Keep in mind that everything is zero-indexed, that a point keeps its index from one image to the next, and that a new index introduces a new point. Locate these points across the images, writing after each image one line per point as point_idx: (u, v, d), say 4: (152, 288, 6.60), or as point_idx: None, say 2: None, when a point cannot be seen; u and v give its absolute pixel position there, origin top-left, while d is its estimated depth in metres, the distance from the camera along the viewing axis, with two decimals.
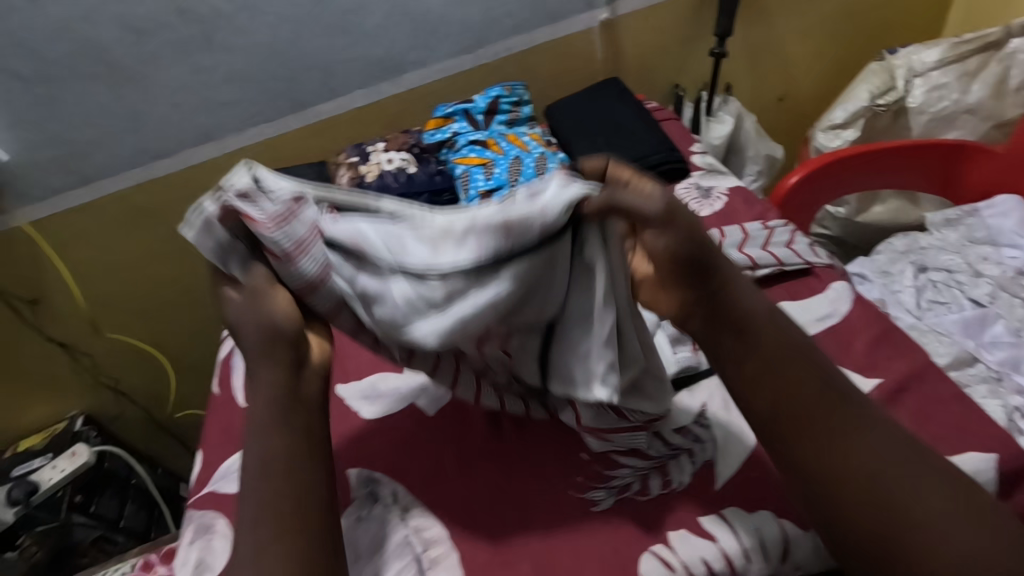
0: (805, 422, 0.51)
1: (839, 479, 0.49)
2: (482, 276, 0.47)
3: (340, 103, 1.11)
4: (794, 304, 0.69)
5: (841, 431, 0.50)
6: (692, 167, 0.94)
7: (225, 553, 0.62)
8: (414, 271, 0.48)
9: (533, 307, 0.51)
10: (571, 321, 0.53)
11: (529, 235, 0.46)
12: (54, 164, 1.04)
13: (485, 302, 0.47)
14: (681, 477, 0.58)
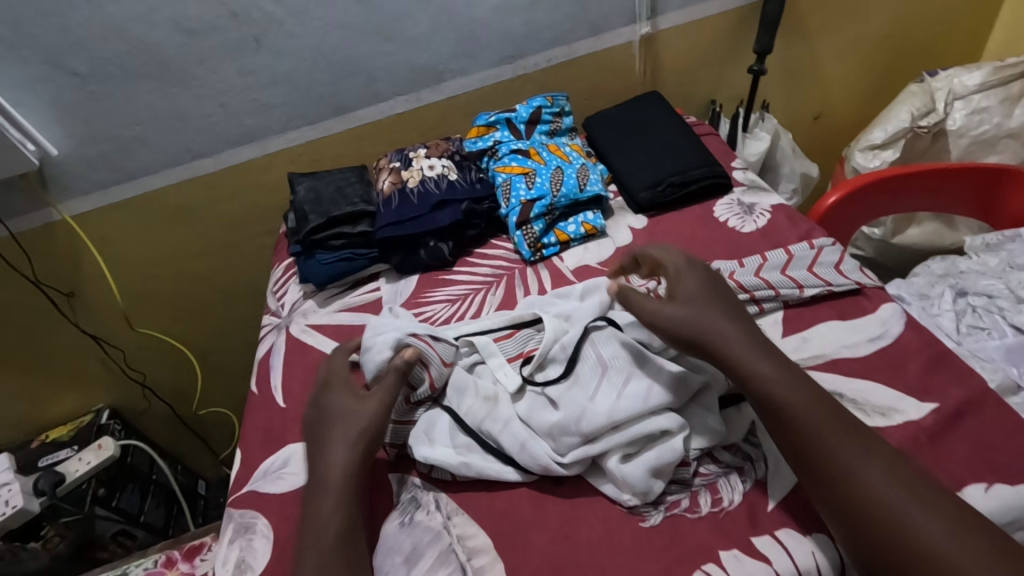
0: (816, 450, 0.51)
1: (852, 507, 0.49)
2: (605, 414, 0.59)
3: (381, 109, 1.12)
4: (843, 325, 0.68)
5: (838, 457, 0.51)
6: (733, 183, 0.94)
7: (266, 555, 0.62)
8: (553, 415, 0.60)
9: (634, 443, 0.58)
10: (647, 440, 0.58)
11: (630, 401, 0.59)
12: (100, 160, 1.06)
13: (607, 430, 0.58)
14: (733, 496, 0.57)
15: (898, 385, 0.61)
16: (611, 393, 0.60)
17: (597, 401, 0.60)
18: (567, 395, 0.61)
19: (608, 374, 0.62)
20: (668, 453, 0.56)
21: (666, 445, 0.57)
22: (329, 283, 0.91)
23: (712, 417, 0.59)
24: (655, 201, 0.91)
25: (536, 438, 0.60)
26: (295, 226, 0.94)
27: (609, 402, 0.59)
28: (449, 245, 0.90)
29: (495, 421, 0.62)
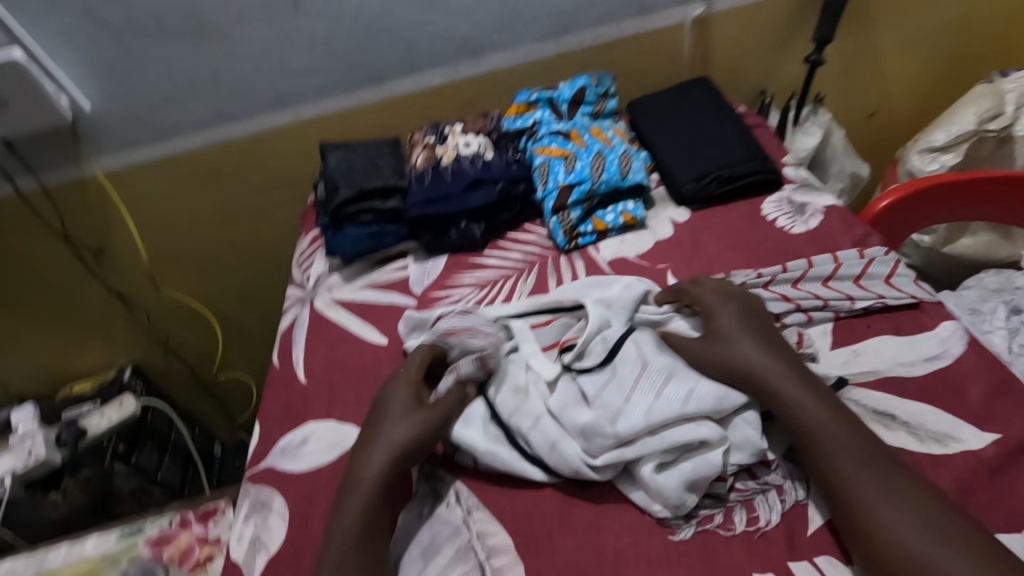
0: (820, 446, 0.53)
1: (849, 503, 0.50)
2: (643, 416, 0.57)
3: (417, 81, 1.08)
4: (898, 341, 0.64)
5: (842, 458, 0.51)
6: (784, 180, 0.89)
7: (281, 534, 0.61)
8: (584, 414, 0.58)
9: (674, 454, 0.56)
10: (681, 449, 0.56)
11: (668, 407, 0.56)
12: (132, 118, 1.04)
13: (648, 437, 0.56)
14: (771, 516, 0.54)
15: (955, 411, 0.57)
16: (648, 395, 0.58)
17: (633, 402, 0.58)
18: (601, 393, 0.59)
19: (646, 374, 0.60)
20: (705, 468, 0.54)
21: (704, 460, 0.55)
22: (356, 259, 0.88)
23: (755, 434, 0.56)
24: (700, 194, 0.86)
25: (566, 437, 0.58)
26: (324, 197, 0.92)
27: (645, 404, 0.57)
28: (481, 227, 0.87)
29: (525, 416, 0.60)
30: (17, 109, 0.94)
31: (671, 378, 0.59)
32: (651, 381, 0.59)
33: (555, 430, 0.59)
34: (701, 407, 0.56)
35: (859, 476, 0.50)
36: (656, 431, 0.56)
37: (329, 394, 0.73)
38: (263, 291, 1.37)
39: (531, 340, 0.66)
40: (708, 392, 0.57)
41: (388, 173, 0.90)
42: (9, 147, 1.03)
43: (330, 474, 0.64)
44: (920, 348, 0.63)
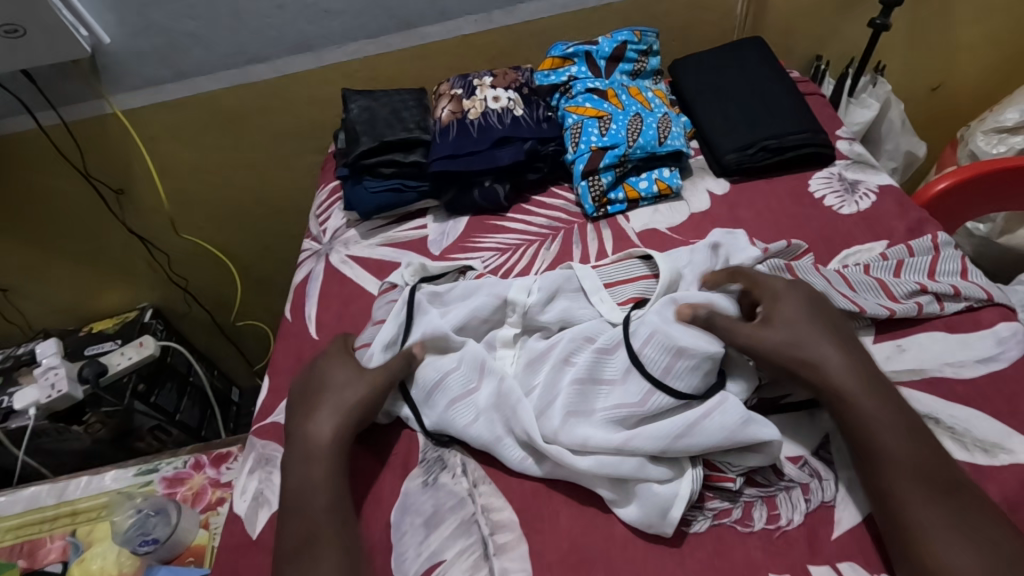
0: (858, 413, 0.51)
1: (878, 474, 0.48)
2: (658, 438, 0.52)
3: (447, 28, 1.02)
4: (950, 338, 0.59)
5: (886, 435, 0.49)
6: (836, 155, 0.82)
7: (283, 491, 0.60)
8: (610, 416, 0.55)
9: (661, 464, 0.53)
10: (667, 462, 0.53)
11: (699, 437, 0.52)
12: (151, 54, 1.01)
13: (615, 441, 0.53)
14: (793, 514, 0.51)
15: (1007, 419, 0.53)
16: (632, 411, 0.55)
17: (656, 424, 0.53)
18: (568, 398, 0.56)
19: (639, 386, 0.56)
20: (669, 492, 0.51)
21: (684, 478, 0.52)
22: (374, 214, 0.85)
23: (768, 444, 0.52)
24: (742, 165, 0.80)
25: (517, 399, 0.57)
26: (344, 147, 0.88)
27: (671, 430, 0.52)
28: (505, 187, 0.83)
29: (472, 367, 0.60)
30: (36, 40, 0.91)
31: (710, 415, 0.52)
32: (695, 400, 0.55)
33: (541, 398, 0.57)
34: (703, 443, 0.51)
35: (898, 467, 0.47)
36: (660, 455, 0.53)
37: None
38: (281, 240, 1.35)
39: (608, 298, 0.64)
40: (719, 427, 0.52)
41: (411, 125, 0.86)
42: (28, 78, 1.00)
43: None
44: (973, 348, 0.58)
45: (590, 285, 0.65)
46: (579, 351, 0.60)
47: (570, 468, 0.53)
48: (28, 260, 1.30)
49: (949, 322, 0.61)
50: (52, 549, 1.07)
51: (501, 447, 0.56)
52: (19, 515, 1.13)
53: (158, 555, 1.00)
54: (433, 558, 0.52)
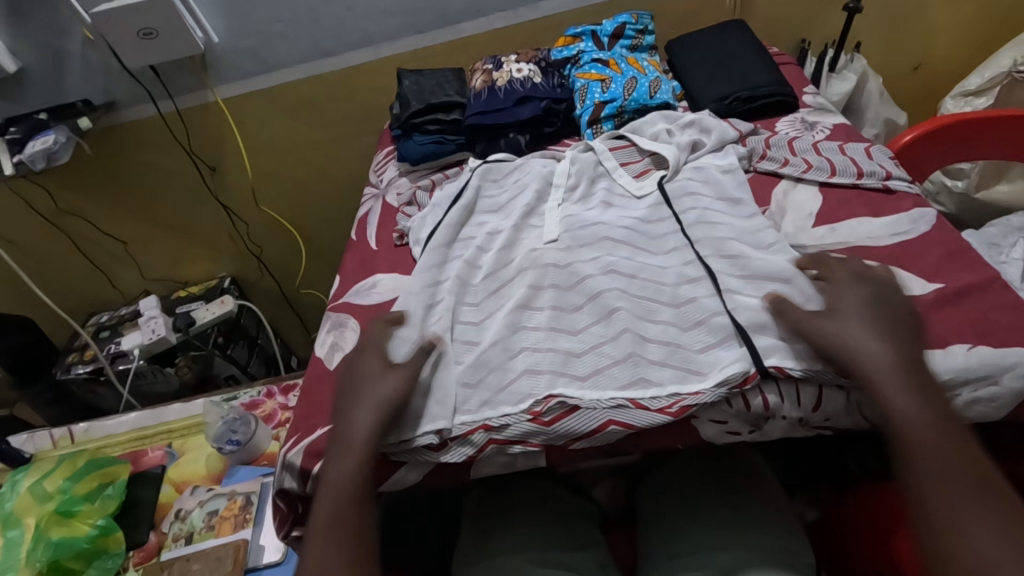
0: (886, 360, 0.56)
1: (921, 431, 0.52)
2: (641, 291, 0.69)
3: (481, 23, 1.24)
4: (875, 220, 0.74)
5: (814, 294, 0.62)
6: (800, 105, 0.98)
7: (352, 340, 0.79)
8: (602, 278, 0.71)
9: (642, 303, 0.68)
10: (654, 308, 0.67)
11: (666, 290, 0.69)
12: (247, 51, 1.27)
13: (612, 287, 0.70)
14: (797, 365, 0.59)
15: (911, 268, 0.67)
16: (640, 282, 0.71)
17: (644, 281, 0.71)
18: (578, 266, 0.73)
19: (642, 267, 0.72)
20: (693, 367, 0.62)
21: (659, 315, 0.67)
22: (421, 163, 1.06)
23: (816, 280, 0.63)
24: (720, 114, 0.97)
25: (565, 279, 0.72)
26: (398, 113, 1.10)
27: (657, 286, 0.70)
28: (526, 138, 1.02)
29: (519, 252, 0.79)
30: (164, 39, 1.18)
31: (674, 279, 0.70)
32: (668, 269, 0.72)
33: (570, 261, 0.74)
34: (666, 289, 0.69)
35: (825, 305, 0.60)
36: (642, 295, 0.69)
37: (392, 258, 0.91)
38: (341, 213, 1.58)
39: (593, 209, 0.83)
40: (678, 276, 0.70)
41: (451, 92, 1.07)
42: (154, 72, 1.27)
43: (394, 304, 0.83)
44: (892, 229, 0.72)
45: (585, 201, 0.85)
46: (578, 236, 0.78)
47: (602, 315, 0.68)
48: (138, 231, 1.57)
49: (873, 210, 0.76)
50: (152, 456, 1.29)
51: (564, 278, 0.73)
52: (126, 432, 1.36)
53: (239, 456, 1.21)
54: (478, 445, 0.62)
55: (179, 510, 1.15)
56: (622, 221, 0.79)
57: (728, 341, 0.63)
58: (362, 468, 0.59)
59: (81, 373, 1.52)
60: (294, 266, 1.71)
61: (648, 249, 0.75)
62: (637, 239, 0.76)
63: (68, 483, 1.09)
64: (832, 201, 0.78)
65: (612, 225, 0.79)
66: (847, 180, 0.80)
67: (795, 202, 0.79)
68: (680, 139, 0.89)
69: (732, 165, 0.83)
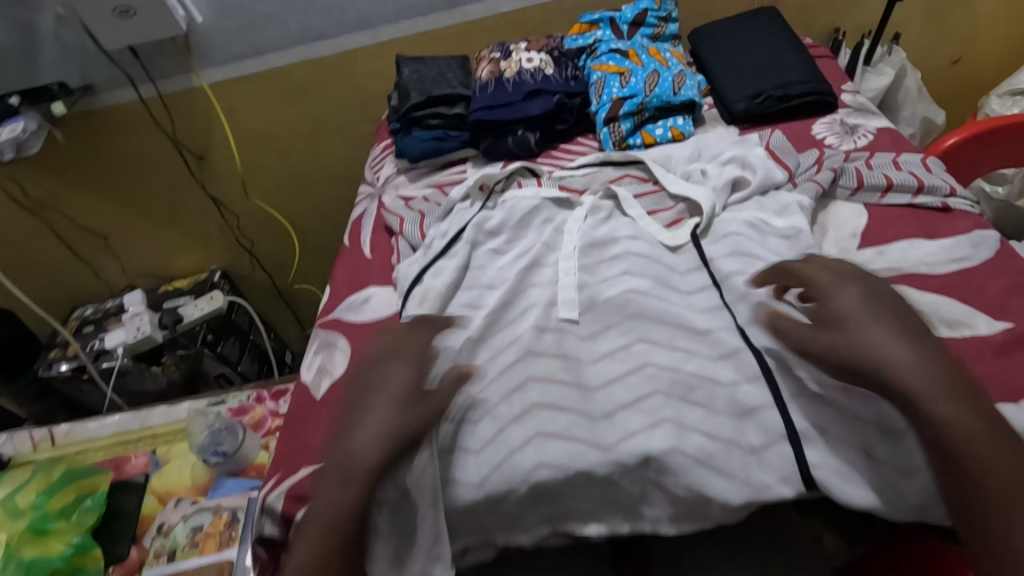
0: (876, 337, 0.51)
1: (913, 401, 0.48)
2: (665, 329, 0.63)
3: (488, 6, 1.14)
4: (929, 244, 0.66)
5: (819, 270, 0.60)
6: (839, 105, 0.89)
7: (342, 364, 0.72)
8: (622, 316, 0.65)
9: (673, 344, 0.62)
10: (681, 350, 0.61)
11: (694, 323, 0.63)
12: (234, 33, 1.17)
13: (634, 328, 0.64)
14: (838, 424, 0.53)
15: (974, 303, 0.59)
16: (665, 315, 0.64)
17: (669, 318, 0.64)
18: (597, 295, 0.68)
19: (662, 298, 0.66)
20: (732, 436, 0.55)
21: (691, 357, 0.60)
22: (420, 161, 0.97)
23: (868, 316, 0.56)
24: (750, 113, 0.88)
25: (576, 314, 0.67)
26: (396, 105, 1.01)
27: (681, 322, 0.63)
28: (536, 136, 0.94)
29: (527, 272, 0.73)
30: (143, 19, 1.08)
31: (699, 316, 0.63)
32: (695, 305, 0.65)
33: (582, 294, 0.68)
34: (692, 330, 0.62)
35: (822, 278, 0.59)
36: (667, 335, 0.62)
37: (387, 268, 0.83)
38: (337, 207, 1.50)
39: (611, 228, 0.75)
40: (704, 311, 0.64)
41: (454, 84, 0.98)
42: (133, 54, 1.18)
43: (390, 322, 0.75)
44: (952, 256, 0.64)
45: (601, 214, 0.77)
46: (595, 264, 0.72)
47: (618, 358, 0.62)
48: (121, 222, 1.49)
49: (926, 231, 0.67)
50: (135, 464, 1.23)
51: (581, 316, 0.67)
52: (108, 437, 1.30)
53: (226, 468, 1.14)
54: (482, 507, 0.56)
55: (162, 524, 1.09)
56: (642, 245, 0.72)
57: (774, 405, 0.55)
58: (363, 499, 0.50)
59: (63, 371, 1.44)
60: (289, 261, 1.64)
61: (669, 277, 0.68)
62: (661, 269, 0.69)
63: (41, 498, 1.03)
64: (879, 219, 0.70)
65: (626, 247, 0.72)
66: (898, 196, 0.71)
67: (841, 222, 0.71)
68: (717, 181, 0.77)
69: (787, 205, 0.71)
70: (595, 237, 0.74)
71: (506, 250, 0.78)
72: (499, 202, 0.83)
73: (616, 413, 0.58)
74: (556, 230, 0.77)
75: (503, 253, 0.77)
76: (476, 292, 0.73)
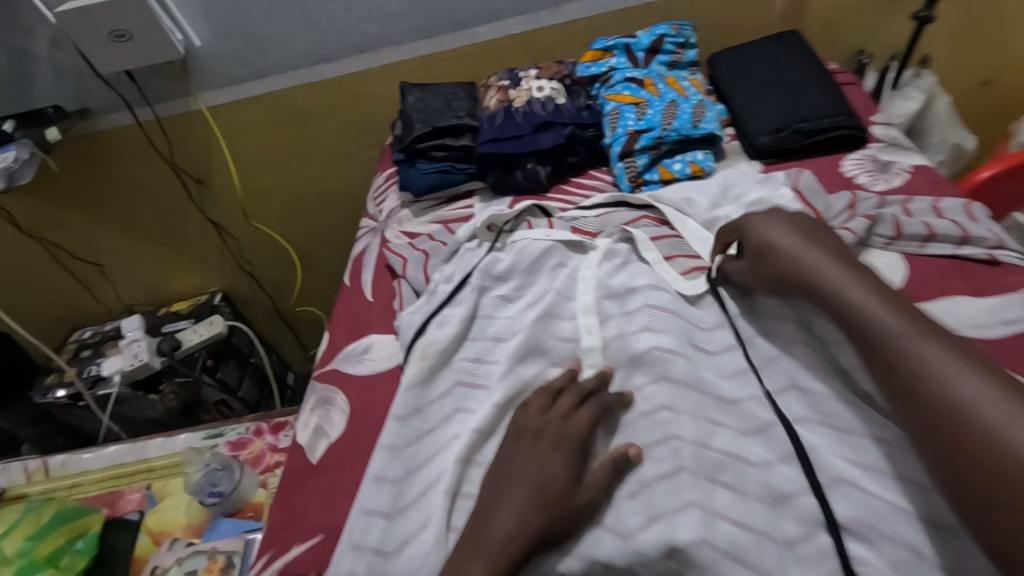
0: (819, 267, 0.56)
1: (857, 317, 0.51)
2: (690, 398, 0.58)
3: (496, 28, 1.10)
4: (977, 302, 0.61)
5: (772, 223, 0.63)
6: (870, 139, 0.84)
7: (340, 426, 0.67)
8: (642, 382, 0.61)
9: (699, 417, 0.57)
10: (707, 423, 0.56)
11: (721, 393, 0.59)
12: (233, 56, 1.13)
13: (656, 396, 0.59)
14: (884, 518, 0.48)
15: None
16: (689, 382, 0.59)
17: (694, 386, 0.59)
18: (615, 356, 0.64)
19: (687, 361, 0.61)
20: (766, 525, 0.50)
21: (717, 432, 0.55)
22: (425, 194, 0.93)
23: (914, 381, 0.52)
24: (775, 148, 0.83)
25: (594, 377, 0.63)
26: (400, 134, 0.96)
27: (706, 392, 0.59)
28: (546, 169, 0.89)
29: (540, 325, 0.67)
30: (139, 43, 1.04)
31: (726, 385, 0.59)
32: (720, 372, 0.61)
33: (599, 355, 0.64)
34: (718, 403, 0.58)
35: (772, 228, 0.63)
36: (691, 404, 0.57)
37: (389, 314, 0.79)
38: (341, 230, 1.46)
39: (628, 277, 0.70)
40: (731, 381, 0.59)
41: (461, 113, 0.93)
42: (130, 78, 1.14)
43: (392, 377, 0.71)
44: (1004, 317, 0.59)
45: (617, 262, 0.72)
46: (611, 319, 0.67)
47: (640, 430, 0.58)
48: (119, 245, 1.46)
49: (972, 288, 0.62)
50: (130, 500, 1.19)
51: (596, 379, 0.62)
52: (102, 470, 1.26)
53: (222, 508, 1.10)
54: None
55: (155, 568, 1.05)
56: (663, 297, 0.66)
57: (812, 492, 0.51)
58: None
59: (60, 398, 1.41)
60: (291, 283, 1.60)
61: (692, 336, 0.63)
62: (683, 326, 0.64)
63: (29, 543, 0.99)
64: (920, 272, 0.65)
65: (648, 299, 0.66)
66: (940, 246, 0.66)
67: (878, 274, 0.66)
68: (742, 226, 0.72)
69: None
70: (612, 287, 0.69)
71: (515, 297, 0.72)
72: (508, 243, 0.78)
73: (636, 493, 0.54)
74: (569, 277, 0.72)
75: (512, 302, 0.72)
76: (482, 346, 0.68)
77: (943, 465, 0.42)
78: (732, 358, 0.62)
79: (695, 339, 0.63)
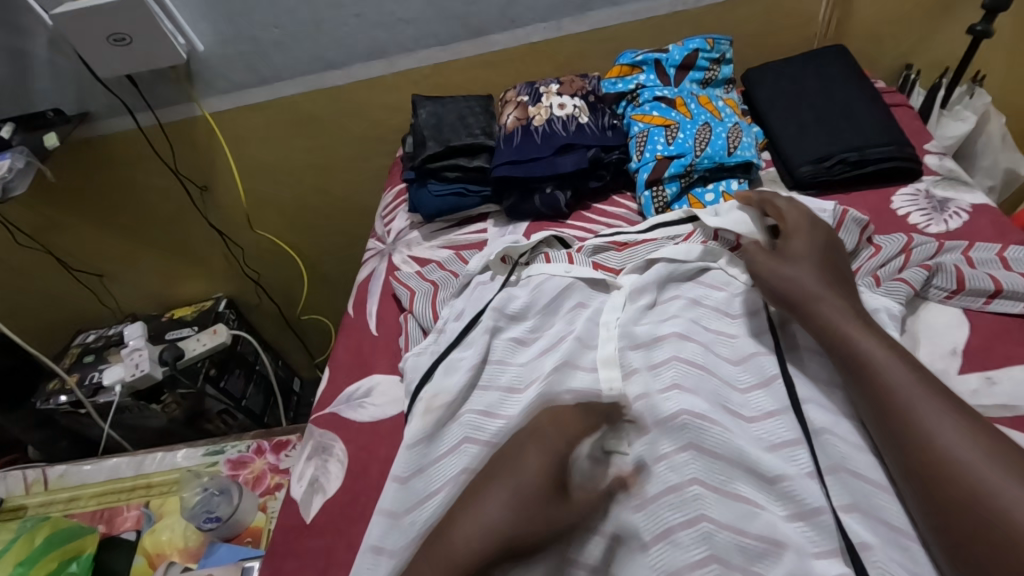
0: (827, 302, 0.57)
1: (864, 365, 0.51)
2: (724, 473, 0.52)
3: (515, 36, 1.03)
4: None
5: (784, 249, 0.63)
6: (923, 171, 0.77)
7: (336, 480, 0.63)
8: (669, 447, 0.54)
9: (733, 498, 0.50)
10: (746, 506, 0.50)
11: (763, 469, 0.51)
12: (238, 61, 1.07)
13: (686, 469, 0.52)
14: None
15: None
16: (723, 455, 0.52)
17: (727, 459, 0.52)
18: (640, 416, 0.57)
19: (722, 429, 0.54)
20: None
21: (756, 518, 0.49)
22: (436, 217, 0.87)
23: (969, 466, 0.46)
24: (819, 178, 0.76)
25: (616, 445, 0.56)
26: (411, 151, 0.90)
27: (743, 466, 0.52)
28: (566, 195, 0.82)
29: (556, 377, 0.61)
30: (139, 47, 0.99)
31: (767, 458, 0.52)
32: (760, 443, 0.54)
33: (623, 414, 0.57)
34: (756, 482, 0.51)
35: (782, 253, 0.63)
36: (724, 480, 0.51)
37: (394, 353, 0.73)
38: (349, 239, 1.41)
39: (653, 325, 0.64)
40: (772, 452, 0.53)
41: (476, 131, 0.87)
42: (131, 82, 1.09)
43: (394, 425, 0.65)
44: None
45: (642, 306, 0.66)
46: (635, 371, 0.60)
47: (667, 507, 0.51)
48: (122, 250, 1.42)
49: None
50: (127, 517, 1.15)
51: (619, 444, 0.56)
52: (100, 483, 1.22)
53: (219, 533, 1.06)
54: None
55: None
56: (694, 352, 0.60)
57: None
58: None
59: (62, 403, 1.37)
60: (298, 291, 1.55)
61: (726, 399, 0.57)
62: (715, 388, 0.57)
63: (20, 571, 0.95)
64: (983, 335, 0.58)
65: (677, 353, 0.59)
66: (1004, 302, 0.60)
67: (936, 333, 0.59)
68: None
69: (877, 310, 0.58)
70: (637, 337, 0.63)
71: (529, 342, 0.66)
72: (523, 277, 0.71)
73: None
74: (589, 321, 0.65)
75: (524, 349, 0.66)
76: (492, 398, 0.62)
77: (929, 508, 0.44)
78: (774, 425, 0.55)
79: (730, 403, 0.57)
